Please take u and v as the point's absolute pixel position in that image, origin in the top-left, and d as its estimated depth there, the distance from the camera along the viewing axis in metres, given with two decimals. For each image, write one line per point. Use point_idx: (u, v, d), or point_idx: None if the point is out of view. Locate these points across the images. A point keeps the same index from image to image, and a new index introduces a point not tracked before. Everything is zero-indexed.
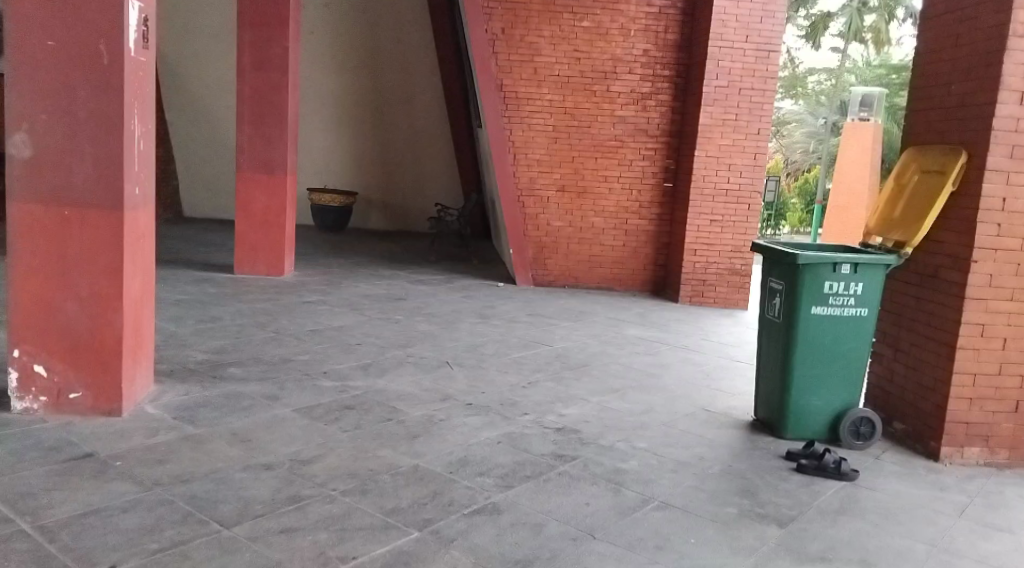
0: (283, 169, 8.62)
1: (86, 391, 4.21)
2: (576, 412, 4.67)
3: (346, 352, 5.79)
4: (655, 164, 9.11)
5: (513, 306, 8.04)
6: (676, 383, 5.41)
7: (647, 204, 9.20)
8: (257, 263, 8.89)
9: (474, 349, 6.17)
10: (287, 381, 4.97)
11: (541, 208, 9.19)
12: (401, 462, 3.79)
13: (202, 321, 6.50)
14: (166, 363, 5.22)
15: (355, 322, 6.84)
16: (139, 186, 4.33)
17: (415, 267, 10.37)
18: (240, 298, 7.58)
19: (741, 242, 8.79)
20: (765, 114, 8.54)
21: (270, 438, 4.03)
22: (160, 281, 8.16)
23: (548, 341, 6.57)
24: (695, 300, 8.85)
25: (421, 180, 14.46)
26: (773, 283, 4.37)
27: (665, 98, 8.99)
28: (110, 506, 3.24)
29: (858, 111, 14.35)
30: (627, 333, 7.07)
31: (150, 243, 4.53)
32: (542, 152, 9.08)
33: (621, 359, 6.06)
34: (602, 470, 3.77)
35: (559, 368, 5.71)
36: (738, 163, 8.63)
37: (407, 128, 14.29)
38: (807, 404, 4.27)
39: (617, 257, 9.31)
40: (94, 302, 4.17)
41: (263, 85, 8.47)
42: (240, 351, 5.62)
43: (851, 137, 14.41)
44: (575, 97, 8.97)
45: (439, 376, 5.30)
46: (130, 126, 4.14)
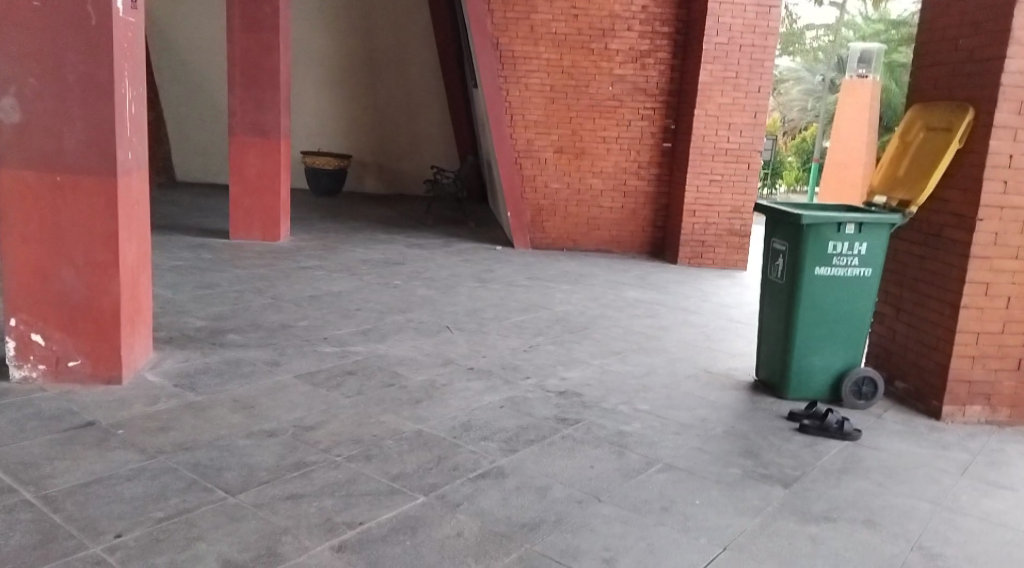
0: (276, 132, 8.54)
1: (85, 359, 4.18)
2: (578, 374, 4.68)
3: (346, 317, 5.77)
4: (654, 123, 9.02)
5: (511, 270, 8.00)
6: (677, 344, 5.41)
7: (645, 164, 9.13)
8: (253, 229, 8.82)
9: (474, 313, 6.15)
10: (288, 347, 4.95)
11: (539, 169, 9.12)
12: (404, 427, 3.78)
13: (200, 288, 6.46)
14: (165, 330, 5.19)
15: (354, 287, 6.81)
16: (132, 149, 4.26)
17: (412, 231, 10.32)
18: (237, 263, 7.53)
19: (741, 202, 8.74)
20: (765, 71, 8.43)
21: (272, 404, 4.02)
22: (156, 247, 8.10)
23: (548, 305, 6.55)
24: (694, 261, 8.82)
25: (416, 143, 14.31)
26: (776, 244, 4.34)
27: (664, 55, 8.86)
28: (114, 474, 3.23)
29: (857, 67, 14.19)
30: (626, 295, 7.05)
31: (146, 208, 4.48)
32: (539, 112, 8.98)
33: (622, 322, 6.05)
34: (605, 433, 3.76)
35: (560, 331, 5.69)
36: (737, 121, 8.55)
37: (401, 89, 14.13)
38: (809, 364, 4.26)
39: (615, 218, 9.26)
40: (90, 270, 4.13)
41: (253, 47, 8.33)
42: (239, 318, 5.59)
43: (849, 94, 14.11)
44: (572, 56, 8.85)
45: (440, 341, 5.29)
46: (120, 88, 4.07)
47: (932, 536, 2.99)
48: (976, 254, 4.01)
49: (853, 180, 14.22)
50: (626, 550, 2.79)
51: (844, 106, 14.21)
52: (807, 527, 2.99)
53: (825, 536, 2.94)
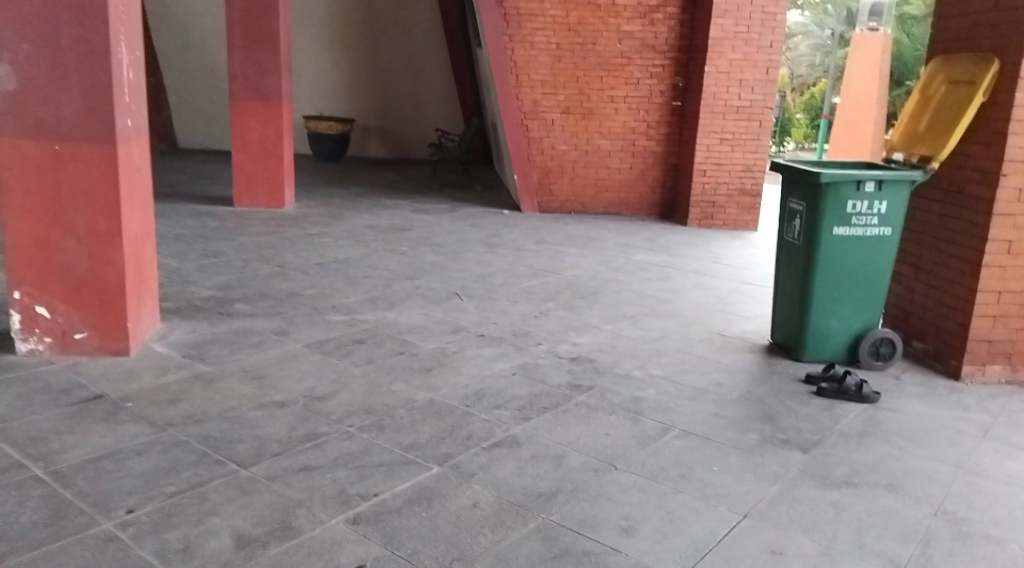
0: (278, 97, 8.42)
1: (92, 331, 4.13)
2: (590, 340, 4.61)
3: (354, 285, 5.70)
4: (662, 81, 8.85)
5: (519, 234, 7.91)
6: (689, 307, 5.33)
7: (654, 124, 8.98)
8: (257, 196, 8.73)
9: (482, 279, 6.08)
10: (296, 316, 4.89)
11: (546, 131, 8.99)
12: (416, 396, 3.73)
13: (206, 257, 6.39)
14: (172, 300, 5.13)
15: (360, 254, 6.73)
16: (132, 116, 4.17)
17: (418, 196, 10.21)
18: (242, 231, 7.45)
19: (752, 160, 8.60)
20: (777, 25, 8.23)
21: (281, 374, 3.97)
22: (160, 216, 8.02)
23: (558, 269, 6.46)
24: (704, 222, 8.72)
25: (419, 106, 14.12)
26: (793, 204, 4.25)
27: (673, 11, 8.66)
28: (124, 448, 3.19)
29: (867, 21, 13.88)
30: (636, 258, 6.96)
31: (148, 176, 4.40)
32: (545, 72, 8.82)
33: (633, 285, 5.98)
34: (620, 399, 3.71)
35: (570, 296, 5.62)
36: (749, 78, 8.39)
37: (404, 51, 13.91)
38: (827, 326, 4.19)
39: (624, 179, 9.15)
40: (93, 241, 4.06)
41: (252, 10, 8.16)
42: (246, 287, 5.53)
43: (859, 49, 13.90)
44: (578, 13, 8.66)
45: (449, 308, 5.22)
46: (117, 53, 3.96)
47: (956, 501, 2.94)
48: (999, 211, 3.91)
49: (862, 137, 13.99)
50: (645, 519, 2.75)
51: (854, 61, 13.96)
52: (828, 493, 2.94)
53: (846, 502, 2.89)
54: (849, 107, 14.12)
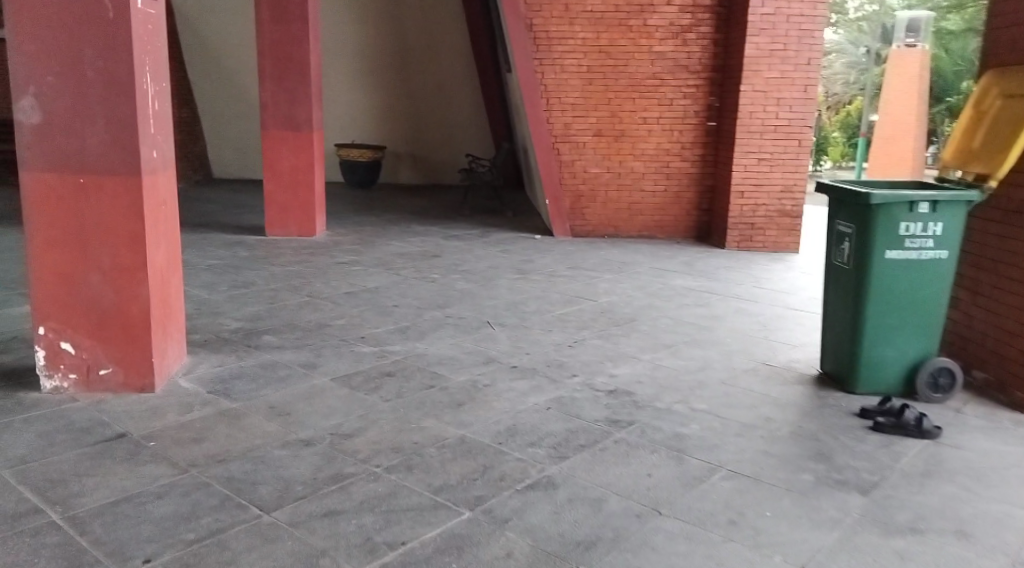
0: (309, 125, 8.39)
1: (117, 367, 4.02)
2: (628, 371, 4.44)
3: (383, 314, 5.57)
4: (697, 101, 8.68)
5: (552, 260, 7.75)
6: (731, 335, 5.15)
7: (689, 144, 8.79)
8: (288, 224, 8.68)
9: (515, 307, 5.93)
10: (325, 348, 4.77)
11: (578, 154, 8.86)
12: (447, 433, 3.58)
13: (235, 287, 6.33)
14: (200, 333, 5.04)
15: (390, 282, 6.62)
16: (157, 146, 4.09)
17: (449, 222, 10.12)
18: (272, 260, 7.39)
19: (792, 180, 8.36)
20: (815, 42, 8.03)
21: (308, 409, 3.83)
22: (191, 246, 8.01)
23: (592, 296, 6.29)
24: (743, 245, 8.49)
25: (450, 132, 14.08)
26: (841, 227, 4.11)
27: (706, 30, 8.50)
28: (144, 492, 3.07)
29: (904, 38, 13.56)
30: (672, 283, 6.77)
31: (174, 207, 4.32)
32: (576, 95, 8.70)
33: (670, 312, 5.79)
34: (661, 436, 3.53)
35: (606, 323, 5.44)
36: (787, 96, 8.18)
37: (434, 78, 13.90)
38: (880, 356, 4.02)
39: (658, 202, 8.96)
40: (116, 275, 3.96)
41: (282, 38, 8.15)
42: (275, 318, 5.42)
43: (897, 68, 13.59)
44: (609, 34, 8.54)
45: (481, 338, 5.07)
46: (141, 83, 3.89)
47: None
48: None
49: (901, 155, 13.96)
50: None
51: (892, 80, 13.72)
52: (891, 541, 2.72)
53: (912, 551, 2.66)
54: (888, 124, 14.00)
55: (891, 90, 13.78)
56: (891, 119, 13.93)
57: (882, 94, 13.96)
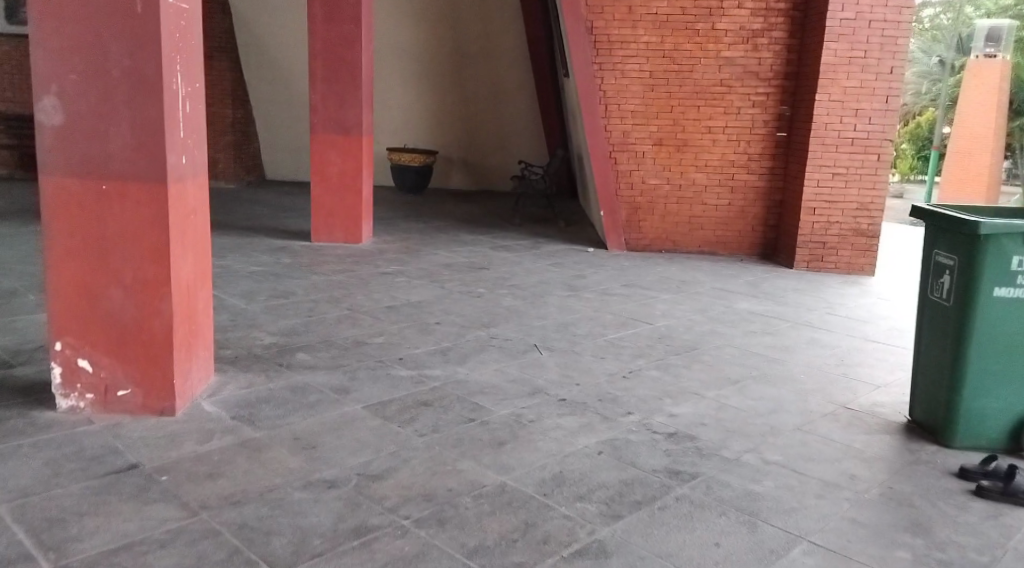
0: (359, 129, 8.11)
1: (136, 388, 3.72)
2: (689, 411, 4.03)
3: (424, 333, 5.22)
4: (766, 111, 8.18)
5: (605, 276, 7.35)
6: (805, 372, 4.79)
7: (756, 156, 8.29)
8: (335, 230, 8.42)
9: (565, 328, 5.54)
10: (360, 370, 4.42)
11: (636, 164, 8.43)
12: (485, 478, 3.21)
13: (273, 296, 6.04)
14: (230, 348, 4.73)
15: (435, 297, 6.29)
16: (187, 152, 3.80)
17: (500, 231, 9.77)
18: (315, 268, 7.12)
19: (869, 197, 7.83)
20: (898, 50, 7.53)
21: (335, 443, 3.49)
22: (235, 250, 7.79)
23: (648, 318, 5.87)
24: (813, 265, 8.02)
25: (505, 138, 13.76)
26: (940, 258, 3.87)
27: (779, 34, 8.00)
28: (147, 538, 2.75)
29: (983, 47, 12.58)
30: (737, 307, 6.34)
31: (204, 217, 4.02)
32: (637, 102, 8.27)
33: (735, 340, 5.37)
34: (730, 495, 3.18)
35: (664, 352, 5.02)
36: (866, 107, 7.66)
37: (489, 81, 13.57)
38: (982, 407, 3.77)
39: (720, 217, 8.49)
40: (138, 289, 3.65)
41: (335, 39, 7.89)
42: (310, 333, 5.11)
43: (977, 75, 12.68)
44: (675, 38, 8.09)
45: (528, 364, 4.68)
46: (170, 83, 3.59)
47: None
48: None
49: (977, 170, 13.09)
50: None
51: (970, 91, 12.81)
52: None
53: None
54: (962, 138, 13.13)
55: (967, 104, 12.94)
56: (966, 133, 13.06)
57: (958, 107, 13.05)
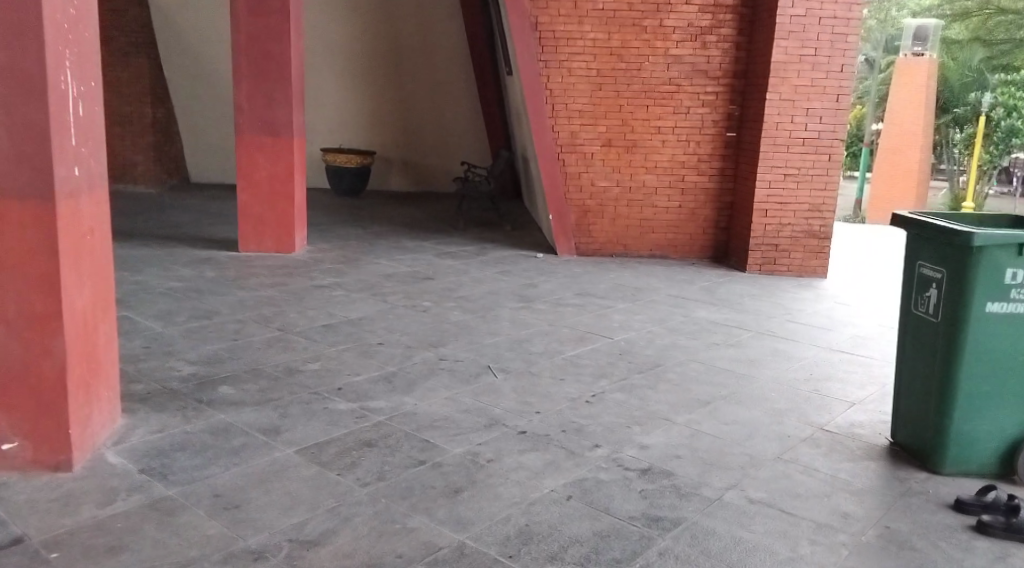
0: (288, 130, 7.57)
1: (23, 441, 3.18)
2: (660, 441, 3.65)
3: (365, 357, 4.74)
4: (715, 110, 7.91)
5: (557, 284, 6.98)
6: (775, 389, 4.46)
7: (707, 157, 8.02)
8: (264, 239, 7.84)
9: (519, 345, 5.13)
10: (292, 405, 3.93)
11: (585, 165, 8.07)
12: (441, 539, 2.78)
13: (195, 317, 5.48)
14: (142, 382, 4.17)
15: (376, 312, 5.81)
16: (82, 162, 3.27)
17: (443, 236, 9.32)
18: (243, 283, 6.57)
19: (820, 199, 7.63)
20: (848, 48, 7.33)
21: (263, 500, 3.01)
22: (155, 264, 7.17)
23: (606, 331, 5.51)
24: (766, 268, 7.77)
25: (444, 138, 13.31)
26: (926, 271, 3.57)
27: (728, 32, 7.73)
28: None
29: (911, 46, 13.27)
30: (696, 316, 6.02)
31: (104, 236, 3.49)
32: (584, 101, 7.91)
33: (700, 355, 5.04)
34: (719, 546, 2.83)
35: (627, 371, 4.65)
36: (816, 106, 7.44)
37: (428, 80, 13.10)
38: (974, 430, 3.48)
39: (672, 219, 8.20)
40: (23, 325, 3.11)
41: (261, 33, 7.33)
42: (237, 360, 4.59)
43: (905, 75, 13.44)
44: (622, 34, 7.75)
45: (481, 390, 4.25)
46: (57, 82, 3.06)
47: None
48: None
49: (907, 168, 13.62)
50: None
51: (899, 89, 13.51)
52: None
53: None
54: (893, 135, 13.68)
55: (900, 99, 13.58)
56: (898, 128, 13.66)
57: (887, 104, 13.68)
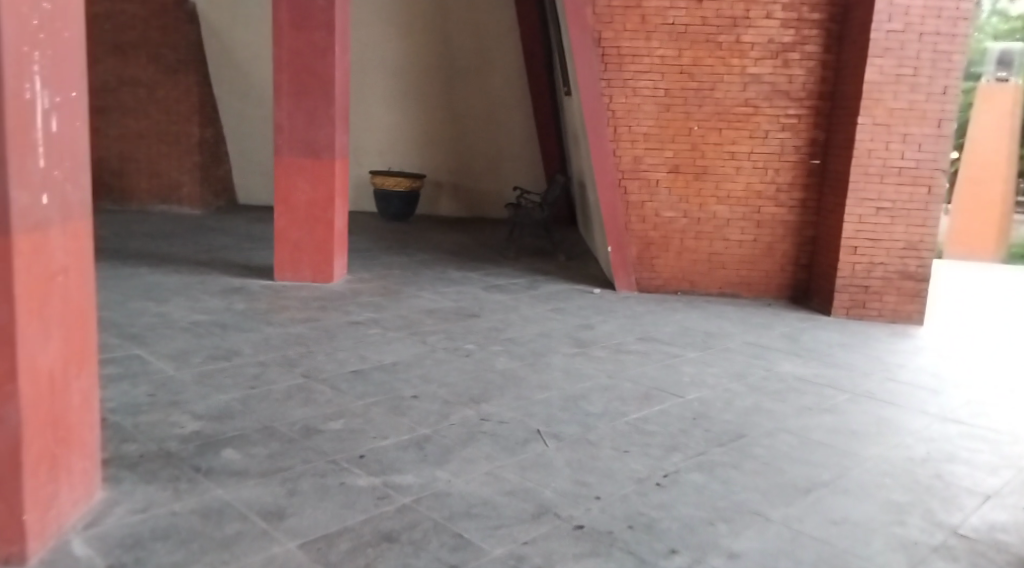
0: (330, 151, 7.02)
1: None
2: (751, 549, 2.93)
3: (396, 415, 4.08)
4: (798, 134, 7.14)
5: (616, 326, 6.26)
6: (889, 475, 3.72)
7: (786, 186, 7.25)
8: (301, 268, 7.29)
9: (575, 403, 4.42)
10: (304, 479, 3.28)
11: (649, 193, 7.36)
12: None
13: (212, 359, 4.88)
14: (136, 442, 3.56)
15: (413, 357, 5.15)
16: (53, 188, 2.67)
17: (492, 266, 8.67)
18: (273, 317, 6.00)
19: (917, 236, 6.79)
20: (953, 67, 6.49)
21: None
22: (182, 293, 6.64)
23: (675, 388, 4.77)
24: (854, 312, 6.95)
25: (498, 163, 12.73)
26: None
27: (814, 49, 6.97)
28: None
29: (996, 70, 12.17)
30: (781, 372, 5.26)
31: (82, 275, 2.89)
32: (651, 123, 7.21)
33: (790, 425, 4.27)
34: None
35: (703, 444, 3.91)
36: (915, 132, 6.62)
37: (483, 101, 12.54)
38: None
39: (745, 254, 7.44)
40: None
41: (304, 47, 6.82)
42: (250, 415, 3.96)
43: (988, 99, 12.44)
44: (694, 51, 7.05)
45: (530, 464, 3.55)
46: (19, 89, 2.49)
47: None
48: None
49: (990, 200, 12.59)
50: None
51: (980, 115, 12.52)
52: None
53: None
54: (973, 164, 12.67)
55: (979, 127, 12.57)
56: (977, 159, 12.63)
57: (966, 131, 12.70)
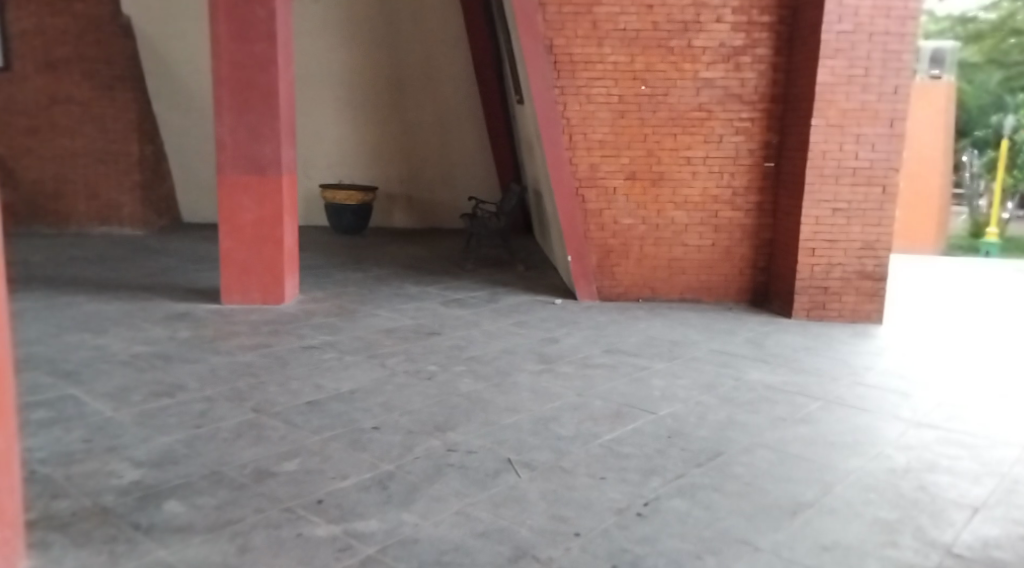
0: (277, 167, 6.73)
1: None
2: None
3: (355, 450, 3.81)
4: (752, 138, 7.04)
5: (580, 338, 6.07)
6: (873, 490, 3.58)
7: (742, 190, 7.15)
8: (250, 290, 6.93)
9: (545, 425, 4.21)
10: (257, 532, 3.01)
11: (607, 201, 7.20)
12: None
13: (155, 396, 4.55)
14: (69, 498, 3.25)
15: (372, 383, 4.88)
16: None
17: (448, 279, 8.41)
18: (220, 345, 5.67)
19: (874, 235, 6.72)
20: (904, 66, 6.43)
21: None
22: (121, 323, 6.27)
23: (647, 404, 4.58)
24: (815, 314, 6.87)
25: (449, 172, 12.49)
26: None
27: (765, 51, 6.88)
28: None
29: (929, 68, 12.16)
30: (752, 381, 5.11)
31: None
32: (605, 130, 7.05)
33: (768, 439, 4.12)
34: None
35: (682, 465, 3.73)
36: (868, 132, 6.56)
37: (431, 110, 12.31)
38: None
39: (704, 259, 7.32)
40: None
41: (243, 60, 6.51)
42: (196, 459, 3.66)
43: (923, 98, 12.28)
44: (646, 57, 6.91)
45: (502, 500, 3.33)
46: None
47: None
48: None
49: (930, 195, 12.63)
50: None
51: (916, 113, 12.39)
52: None
53: None
54: (913, 161, 12.53)
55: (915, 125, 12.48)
56: (918, 156, 12.51)
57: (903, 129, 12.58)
